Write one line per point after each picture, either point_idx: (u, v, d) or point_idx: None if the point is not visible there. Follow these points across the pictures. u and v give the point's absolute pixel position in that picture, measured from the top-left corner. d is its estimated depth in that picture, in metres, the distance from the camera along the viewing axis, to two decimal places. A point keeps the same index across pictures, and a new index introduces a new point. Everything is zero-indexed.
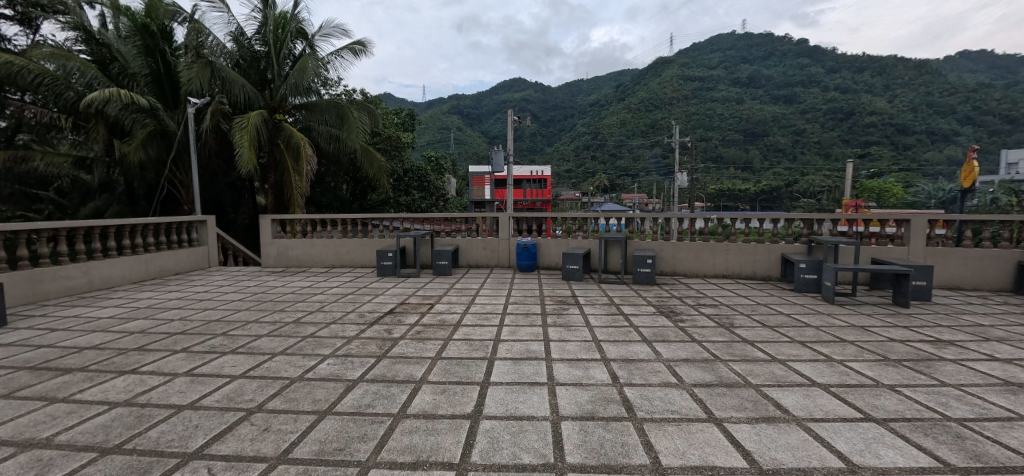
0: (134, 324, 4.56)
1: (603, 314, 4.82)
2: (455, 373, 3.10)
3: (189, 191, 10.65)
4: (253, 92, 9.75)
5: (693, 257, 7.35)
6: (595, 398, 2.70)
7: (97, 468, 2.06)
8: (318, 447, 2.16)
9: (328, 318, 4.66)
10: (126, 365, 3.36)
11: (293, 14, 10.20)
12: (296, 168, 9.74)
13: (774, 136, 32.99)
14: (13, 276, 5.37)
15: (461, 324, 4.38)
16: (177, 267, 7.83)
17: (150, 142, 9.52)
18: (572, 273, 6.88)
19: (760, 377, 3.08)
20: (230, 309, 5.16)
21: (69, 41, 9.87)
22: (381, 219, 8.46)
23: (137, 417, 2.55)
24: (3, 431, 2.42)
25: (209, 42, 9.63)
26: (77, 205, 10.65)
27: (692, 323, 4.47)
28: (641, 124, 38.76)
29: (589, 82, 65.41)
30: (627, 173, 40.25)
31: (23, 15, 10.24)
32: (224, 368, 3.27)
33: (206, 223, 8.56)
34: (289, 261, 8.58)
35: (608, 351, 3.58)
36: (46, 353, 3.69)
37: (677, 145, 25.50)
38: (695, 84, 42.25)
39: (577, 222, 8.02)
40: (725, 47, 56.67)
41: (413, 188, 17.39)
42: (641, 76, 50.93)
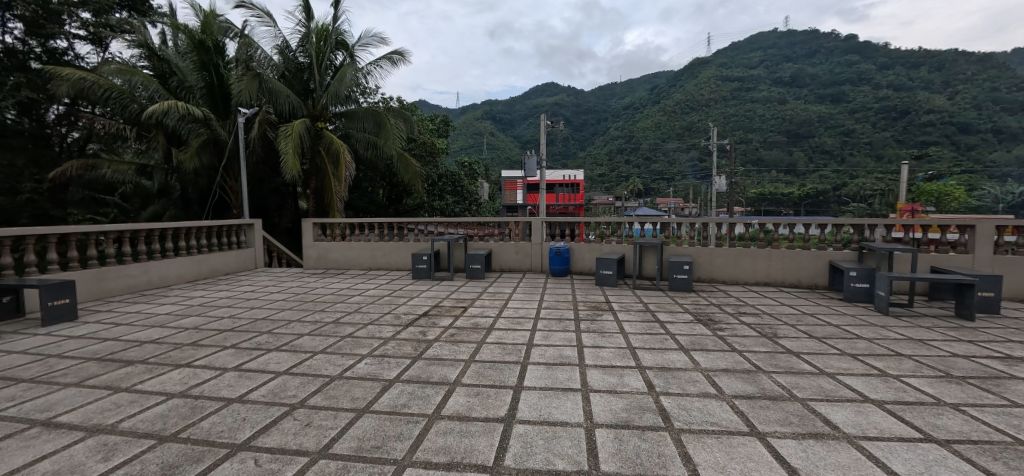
0: (188, 320, 4.86)
1: (638, 321, 4.71)
2: (488, 377, 3.12)
3: (238, 196, 11.24)
4: (297, 102, 10.24)
5: (732, 264, 7.08)
6: (631, 406, 2.65)
7: (155, 454, 2.20)
8: (356, 444, 2.23)
9: (365, 318, 4.80)
10: (181, 359, 3.58)
11: (334, 26, 10.64)
12: (336, 174, 10.10)
13: (821, 137, 31.18)
14: (83, 274, 5.84)
15: (493, 327, 4.40)
16: (227, 268, 8.28)
17: (204, 150, 10.11)
18: (605, 278, 6.79)
19: (807, 390, 2.93)
20: (274, 308, 5.39)
21: (135, 58, 10.70)
22: (415, 223, 8.64)
23: (191, 408, 2.71)
24: (74, 416, 2.63)
25: (258, 55, 10.20)
26: (138, 209, 11.45)
27: (732, 332, 4.30)
28: (677, 126, 37.99)
29: (623, 85, 64.80)
30: (662, 177, 39.49)
31: (94, 35, 11.10)
32: (269, 364, 3.43)
33: (253, 225, 9.02)
34: (328, 263, 8.91)
35: (643, 359, 3.50)
36: (112, 346, 3.98)
37: (715, 148, 24.62)
38: (734, 85, 40.86)
39: (610, 227, 7.91)
40: (766, 46, 54.72)
41: (447, 193, 17.71)
42: (677, 78, 49.89)
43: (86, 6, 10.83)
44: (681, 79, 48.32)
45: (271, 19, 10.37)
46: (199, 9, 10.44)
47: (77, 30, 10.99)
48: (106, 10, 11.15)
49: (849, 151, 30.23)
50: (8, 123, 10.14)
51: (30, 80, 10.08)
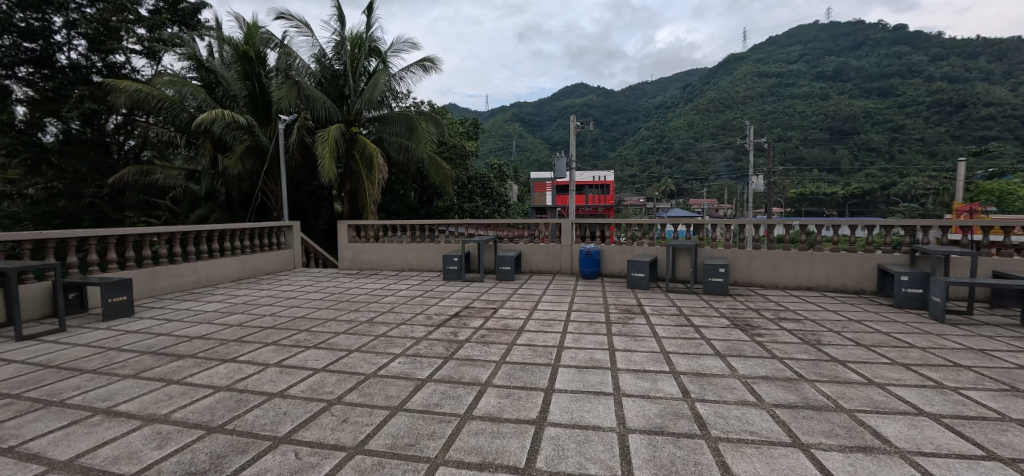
0: (233, 317, 5.12)
1: (671, 325, 4.60)
2: (519, 378, 3.12)
3: (278, 199, 11.72)
4: (332, 108, 10.59)
5: (771, 267, 6.81)
6: (665, 412, 2.59)
7: (204, 444, 2.32)
8: (391, 441, 2.28)
9: (398, 318, 4.90)
10: (227, 354, 3.77)
11: (368, 34, 10.95)
12: (369, 177, 10.36)
13: (867, 134, 29.67)
14: (139, 272, 6.24)
15: (524, 329, 4.39)
16: (268, 267, 8.66)
17: (247, 156, 10.60)
18: (637, 281, 6.67)
19: (855, 401, 2.78)
20: (312, 307, 5.59)
21: (185, 70, 11.36)
22: (447, 225, 8.77)
23: (236, 401, 2.84)
24: (132, 406, 2.81)
25: (296, 64, 10.62)
26: (187, 212, 12.12)
27: (772, 338, 4.13)
28: (711, 125, 36.92)
29: (653, 85, 63.69)
30: (695, 177, 38.46)
31: (149, 50, 11.85)
32: (308, 361, 3.56)
33: (292, 227, 9.40)
34: (362, 264, 9.16)
35: (677, 364, 3.41)
36: (164, 340, 4.23)
37: (752, 147, 23.68)
38: (773, 81, 39.23)
39: (642, 228, 7.79)
40: (806, 39, 52.52)
41: (476, 195, 17.90)
42: (711, 75, 48.55)
43: (141, 23, 11.61)
44: (715, 76, 47.02)
45: (309, 29, 10.80)
46: (243, 22, 10.99)
47: (134, 46, 11.80)
48: (160, 26, 11.92)
49: (899, 148, 28.48)
50: (72, 133, 11.11)
51: (92, 93, 10.87)
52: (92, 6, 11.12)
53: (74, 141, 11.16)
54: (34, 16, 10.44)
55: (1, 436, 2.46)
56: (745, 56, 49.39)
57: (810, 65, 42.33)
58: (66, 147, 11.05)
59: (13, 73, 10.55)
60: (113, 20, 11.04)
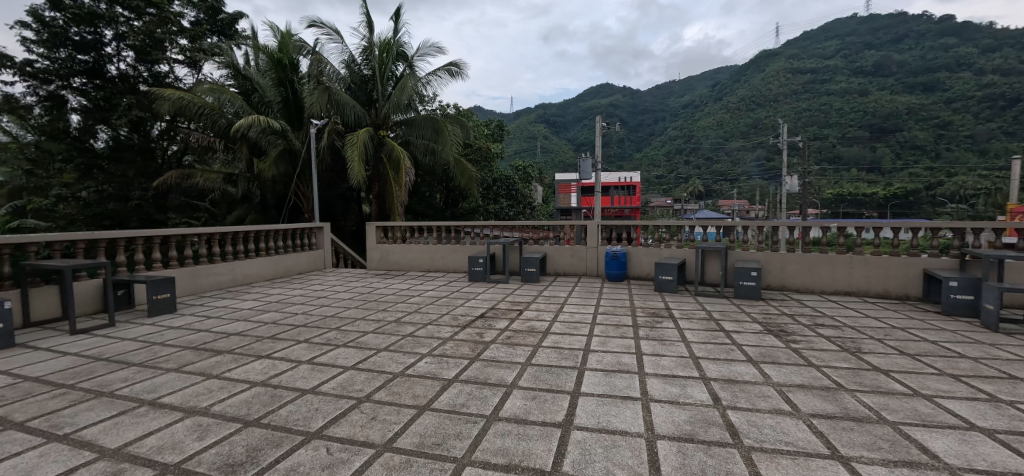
0: (267, 315, 5.31)
1: (701, 329, 4.48)
2: (545, 381, 3.11)
3: (309, 201, 12.08)
4: (361, 112, 10.86)
5: (807, 271, 6.54)
6: (695, 419, 2.53)
7: (241, 437, 2.41)
8: (418, 440, 2.31)
9: (425, 319, 4.97)
10: (263, 351, 3.92)
11: (395, 39, 11.19)
12: (396, 179, 10.55)
13: (910, 131, 28.14)
14: (181, 271, 6.55)
15: (550, 332, 4.37)
16: (300, 267, 8.94)
17: (280, 160, 10.94)
18: (664, 284, 6.53)
19: (899, 413, 2.64)
20: (341, 306, 5.75)
21: (223, 78, 11.87)
22: (472, 226, 8.82)
23: (271, 396, 2.94)
24: (174, 398, 2.95)
25: (327, 70, 10.93)
26: (225, 214, 12.63)
27: (809, 345, 3.97)
28: (742, 124, 35.87)
29: (681, 84, 62.47)
30: (725, 178, 37.43)
31: (190, 59, 12.44)
32: (338, 359, 3.65)
33: (323, 228, 9.67)
34: (390, 264, 9.33)
35: (707, 370, 3.32)
36: (205, 336, 4.43)
37: (785, 146, 22.75)
38: (808, 77, 37.72)
39: (669, 230, 7.63)
40: (843, 34, 50.41)
41: (501, 197, 17.99)
42: (741, 73, 47.20)
43: (184, 35, 12.21)
44: (745, 74, 45.68)
45: (339, 36, 11.11)
46: (277, 31, 11.40)
47: (177, 56, 12.40)
48: (200, 37, 12.51)
49: (946, 146, 26.67)
50: (121, 139, 11.77)
51: (139, 101, 11.50)
52: (139, 19, 11.76)
53: (122, 147, 11.82)
54: (87, 30, 11.13)
55: (58, 424, 2.63)
56: (778, 52, 47.80)
57: (847, 60, 40.58)
58: (116, 152, 11.74)
59: (69, 84, 11.28)
60: (158, 32, 11.64)
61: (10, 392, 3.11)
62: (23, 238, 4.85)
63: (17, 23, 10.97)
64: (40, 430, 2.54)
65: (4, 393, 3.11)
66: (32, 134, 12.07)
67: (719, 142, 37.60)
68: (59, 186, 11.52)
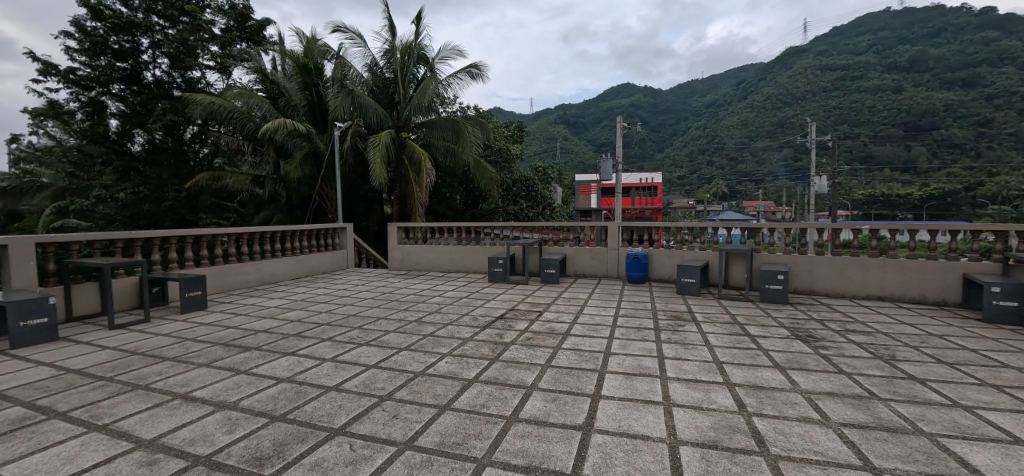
0: (292, 313, 5.45)
1: (725, 333, 4.38)
2: (566, 383, 3.09)
3: (333, 202, 12.33)
4: (383, 114, 11.03)
5: (836, 274, 6.33)
6: (719, 425, 2.47)
7: (268, 432, 2.48)
8: (439, 439, 2.33)
9: (445, 319, 5.01)
10: (289, 348, 4.02)
11: (416, 42, 11.34)
12: (417, 180, 10.68)
13: (948, 129, 26.90)
14: (211, 270, 6.79)
15: (570, 333, 4.35)
16: (324, 266, 9.14)
17: (305, 162, 11.21)
18: (686, 287, 6.42)
19: (937, 424, 2.52)
20: (363, 305, 5.85)
21: (252, 83, 12.25)
22: (492, 227, 8.85)
23: (296, 393, 3.01)
24: (206, 392, 3.06)
25: (351, 74, 11.17)
26: (252, 214, 13.02)
27: (839, 352, 3.83)
28: (768, 123, 34.93)
29: (704, 83, 61.33)
30: (750, 178, 36.52)
31: (220, 65, 12.88)
32: (361, 357, 3.71)
33: (346, 229, 9.86)
34: (411, 264, 9.44)
35: (732, 375, 3.25)
36: (233, 333, 4.58)
37: (814, 145, 22.00)
38: (838, 73, 36.41)
39: (692, 232, 7.50)
40: (876, 29, 48.62)
41: (521, 198, 18.04)
42: (767, 71, 46.00)
43: (215, 41, 12.67)
44: (772, 72, 44.50)
45: (362, 40, 11.32)
46: (303, 36, 11.69)
47: (209, 62, 12.86)
48: (230, 43, 12.96)
49: (987, 144, 25.52)
50: (156, 142, 12.29)
51: (173, 106, 11.97)
52: (174, 27, 12.27)
53: (157, 150, 12.32)
54: (125, 39, 11.66)
55: (98, 414, 2.75)
56: (805, 49, 46.40)
57: (880, 55, 39.11)
58: (152, 155, 12.26)
59: (108, 90, 11.83)
60: (192, 39, 12.10)
61: (54, 383, 3.28)
62: (66, 237, 5.11)
63: (61, 33, 11.58)
64: (82, 420, 2.68)
65: (49, 384, 3.27)
66: (75, 139, 12.71)
67: (743, 141, 36.73)
68: (99, 188, 12.08)
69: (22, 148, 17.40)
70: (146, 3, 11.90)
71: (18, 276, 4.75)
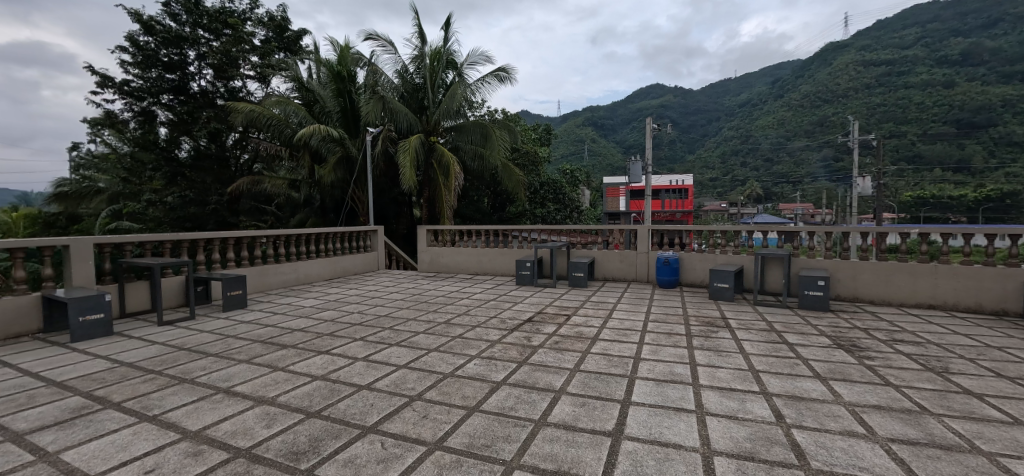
0: (326, 313, 5.61)
1: (761, 341, 4.23)
2: (595, 388, 3.06)
3: (364, 205, 12.65)
4: (413, 119, 11.24)
5: (882, 280, 6.00)
6: (756, 436, 2.38)
7: (304, 427, 2.56)
8: (468, 440, 2.35)
9: (474, 321, 5.06)
10: (324, 347, 4.16)
11: (445, 48, 11.54)
12: (446, 184, 10.83)
13: (1007, 126, 25.13)
14: (251, 270, 7.10)
15: (599, 338, 4.30)
16: (356, 268, 9.38)
17: (339, 166, 11.54)
18: (720, 292, 6.23)
19: (997, 443, 2.35)
20: (394, 306, 5.97)
21: (290, 91, 12.76)
22: (520, 230, 8.87)
23: (330, 390, 3.11)
24: (246, 387, 3.20)
25: (382, 80, 11.46)
26: (288, 217, 13.50)
27: (885, 363, 3.63)
28: (806, 122, 33.51)
29: (737, 82, 59.61)
30: (787, 180, 35.15)
31: (260, 74, 13.48)
32: (391, 357, 3.79)
33: (377, 231, 10.09)
34: (439, 267, 9.58)
35: (769, 384, 3.13)
36: (272, 331, 4.77)
37: (857, 144, 20.93)
38: (882, 68, 34.55)
39: (725, 235, 7.29)
40: (924, 21, 46.00)
41: (548, 201, 18.02)
42: (805, 69, 44.21)
43: (255, 52, 13.28)
44: (810, 69, 42.75)
45: (393, 47, 11.60)
46: (337, 45, 12.08)
47: (249, 72, 13.48)
48: (269, 54, 13.55)
49: None
50: (201, 149, 12.95)
51: (216, 114, 12.60)
52: (218, 39, 12.95)
53: (202, 156, 13.00)
54: (174, 52, 12.36)
55: (148, 405, 2.92)
56: (847, 44, 44.38)
57: (930, 49, 36.95)
58: (198, 162, 12.94)
59: (158, 101, 12.56)
60: (234, 51, 12.73)
61: (109, 375, 3.50)
62: (121, 238, 5.45)
63: (118, 48, 12.38)
64: (134, 410, 2.85)
65: (105, 375, 3.50)
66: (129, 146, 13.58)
67: (780, 141, 35.40)
68: (150, 192, 12.85)
69: (80, 155, 18.66)
70: (194, 18, 12.61)
71: (79, 274, 5.11)
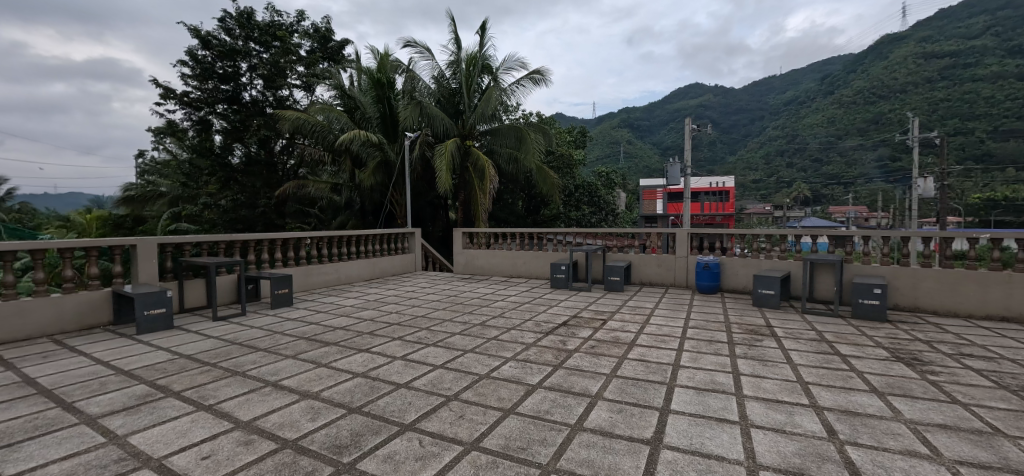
0: (365, 313, 5.80)
1: (810, 351, 4.01)
2: (632, 394, 3.00)
3: (402, 208, 12.98)
4: (449, 124, 11.45)
5: (947, 289, 5.55)
6: (805, 451, 2.27)
7: (346, 422, 2.66)
8: (504, 442, 2.36)
9: (509, 323, 5.08)
10: (364, 345, 4.29)
11: (481, 53, 11.68)
12: (481, 186, 10.96)
13: None
14: (297, 269, 7.44)
15: (636, 343, 4.22)
16: (394, 269, 9.64)
17: (378, 170, 11.87)
18: (765, 299, 5.97)
19: None
20: (430, 307, 6.09)
21: (333, 98, 13.29)
22: (555, 233, 8.85)
23: (370, 387, 3.21)
24: (293, 381, 3.35)
25: (419, 86, 11.72)
26: (330, 219, 14.04)
27: (951, 379, 3.35)
28: (860, 120, 31.53)
29: (782, 79, 57.03)
30: (837, 181, 33.25)
31: (306, 83, 14.12)
32: (428, 357, 3.87)
33: (414, 233, 10.33)
34: (474, 268, 9.69)
35: (820, 398, 2.97)
36: (316, 328, 4.98)
37: (917, 142, 19.55)
38: (946, 60, 32.04)
39: (771, 239, 7.00)
40: (995, 7, 42.44)
41: (583, 204, 17.91)
42: (858, 64, 41.77)
43: (301, 62, 13.96)
44: (864, 64, 40.35)
45: (430, 53, 11.86)
46: (377, 53, 12.48)
47: (296, 81, 14.16)
48: (314, 63, 14.20)
49: None
50: (252, 155, 13.76)
51: (266, 122, 13.34)
52: (267, 51, 13.70)
53: (252, 162, 13.78)
54: (228, 64, 13.13)
55: (204, 395, 3.12)
56: (906, 36, 41.58)
57: (1002, 37, 34.03)
58: (249, 167, 13.74)
59: (214, 110, 13.38)
60: (282, 62, 13.43)
61: (170, 366, 3.76)
62: (180, 239, 5.84)
63: (179, 61, 13.30)
64: (192, 399, 3.05)
65: (166, 365, 3.76)
66: (188, 153, 14.58)
67: (829, 141, 33.57)
68: (206, 196, 13.75)
69: (145, 162, 20.22)
70: (246, 31, 13.37)
71: (144, 272, 5.52)
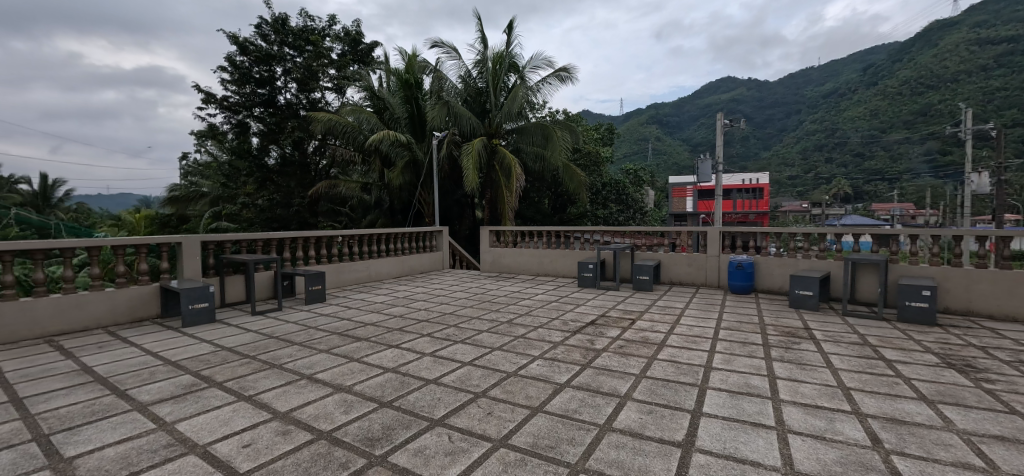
0: (394, 310, 5.91)
1: (852, 355, 3.83)
2: (662, 395, 2.95)
3: (429, 207, 13.17)
4: (476, 123, 11.54)
5: (1003, 292, 5.20)
6: (847, 459, 2.17)
7: (377, 416, 2.72)
8: (532, 440, 2.37)
9: (536, 322, 5.08)
10: (394, 341, 4.38)
11: (508, 52, 11.71)
12: (508, 185, 10.99)
13: None
14: (329, 267, 7.66)
15: (666, 344, 4.13)
16: (422, 267, 9.79)
17: (406, 169, 12.09)
18: (802, 300, 5.74)
19: None
20: (457, 305, 6.16)
21: (362, 99, 13.59)
22: (582, 232, 8.77)
23: (400, 382, 3.28)
24: (326, 375, 3.46)
25: (447, 86, 11.80)
26: (360, 217, 14.39)
27: (1010, 387, 3.14)
28: (908, 111, 29.63)
29: (821, 71, 54.62)
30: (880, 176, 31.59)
31: (337, 85, 14.51)
32: (456, 354, 3.91)
33: (441, 232, 10.47)
34: (501, 267, 9.74)
35: (863, 404, 2.83)
36: (347, 324, 5.12)
37: (969, 135, 18.38)
38: (1004, 46, 29.89)
39: (808, 238, 6.72)
40: None
41: (610, 202, 17.70)
42: (905, 53, 39.52)
43: (332, 65, 14.37)
44: (911, 53, 38.16)
45: (457, 53, 11.97)
46: (405, 54, 12.69)
47: (328, 84, 14.59)
48: (345, 66, 14.60)
49: None
50: (287, 156, 14.28)
51: (300, 124, 13.81)
52: (301, 55, 14.15)
53: (287, 163, 14.29)
54: (265, 69, 13.62)
55: (244, 386, 3.27)
56: (957, 22, 39.07)
57: None
58: (285, 168, 14.26)
59: (251, 113, 13.94)
60: (315, 65, 13.84)
61: (213, 357, 3.95)
62: (220, 237, 6.11)
63: (219, 67, 13.91)
64: (234, 390, 3.19)
65: (210, 357, 3.95)
66: (227, 154, 15.25)
67: (873, 134, 31.92)
68: (244, 195, 14.36)
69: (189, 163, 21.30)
70: (281, 37, 13.87)
71: (188, 268, 5.81)
